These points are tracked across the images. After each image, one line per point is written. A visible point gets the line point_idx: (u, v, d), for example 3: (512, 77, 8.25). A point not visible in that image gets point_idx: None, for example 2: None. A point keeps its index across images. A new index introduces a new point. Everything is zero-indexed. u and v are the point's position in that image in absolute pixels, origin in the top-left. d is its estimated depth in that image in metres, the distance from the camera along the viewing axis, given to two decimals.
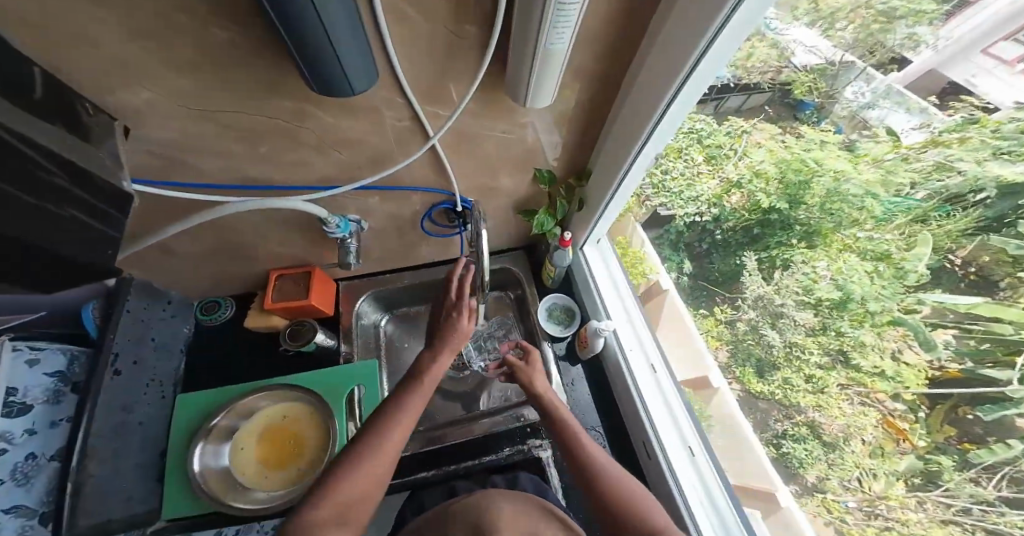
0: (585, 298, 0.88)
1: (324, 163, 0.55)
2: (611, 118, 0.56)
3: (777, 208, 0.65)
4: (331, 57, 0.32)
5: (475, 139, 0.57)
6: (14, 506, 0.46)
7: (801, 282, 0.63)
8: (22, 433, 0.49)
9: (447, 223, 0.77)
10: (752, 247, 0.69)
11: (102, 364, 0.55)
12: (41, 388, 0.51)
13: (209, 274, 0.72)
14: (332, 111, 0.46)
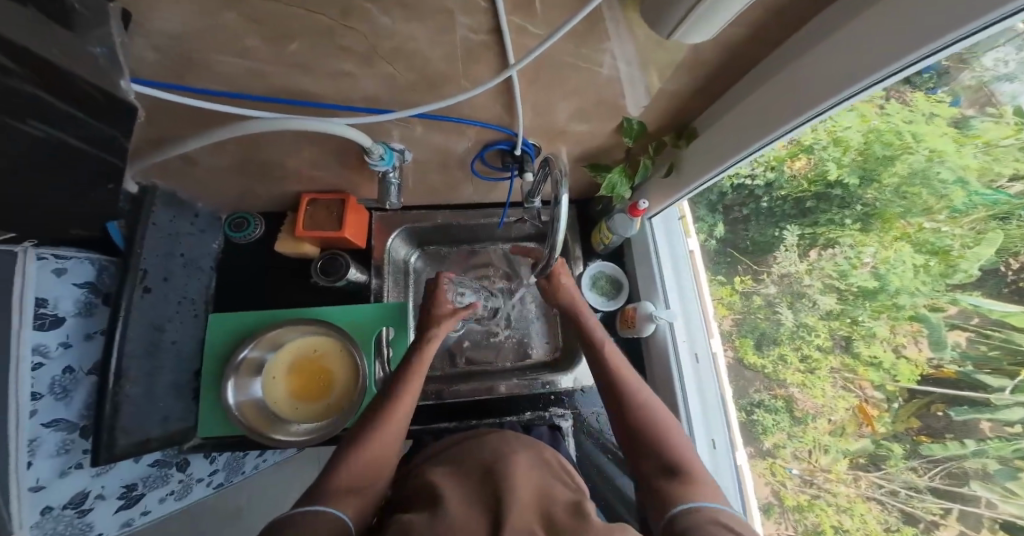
0: (638, 270, 0.78)
1: (372, 79, 0.43)
2: (742, 88, 0.44)
3: (843, 183, 0.50)
4: None
5: (559, 69, 0.44)
6: (54, 420, 0.48)
7: (839, 267, 0.53)
8: (57, 346, 0.49)
9: (500, 166, 0.67)
10: (799, 220, 0.57)
11: (133, 281, 0.52)
12: (71, 299, 0.51)
13: (237, 189, 0.66)
14: (390, 12, 0.34)
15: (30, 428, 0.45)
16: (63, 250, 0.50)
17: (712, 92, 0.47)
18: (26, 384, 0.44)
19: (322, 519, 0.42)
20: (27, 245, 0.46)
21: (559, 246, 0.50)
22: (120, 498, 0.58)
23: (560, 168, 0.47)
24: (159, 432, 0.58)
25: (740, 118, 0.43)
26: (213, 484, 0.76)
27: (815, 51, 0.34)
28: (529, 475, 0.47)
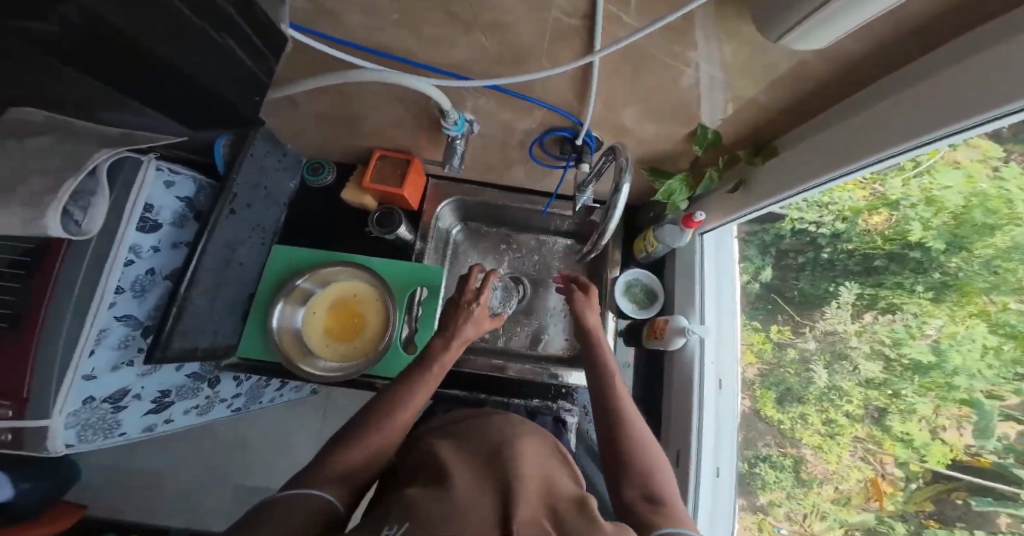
0: (677, 284, 0.75)
1: (465, 46, 0.46)
2: (832, 119, 0.42)
3: (925, 246, 0.46)
4: None
5: (645, 69, 0.45)
6: (126, 314, 0.54)
7: (893, 333, 0.51)
8: (149, 249, 0.54)
9: (557, 154, 0.67)
10: (861, 278, 0.54)
11: (223, 203, 0.57)
12: (170, 210, 0.57)
13: (320, 137, 0.71)
14: None
15: (105, 319, 0.50)
16: (171, 164, 0.56)
17: (802, 113, 0.45)
18: (114, 278, 0.50)
19: (301, 502, 0.42)
20: (147, 154, 0.52)
21: (608, 236, 0.49)
22: (152, 402, 0.63)
23: (627, 156, 0.44)
24: (213, 343, 0.62)
25: (820, 147, 0.42)
26: (229, 407, 0.85)
27: (902, 93, 0.34)
28: (532, 461, 0.46)
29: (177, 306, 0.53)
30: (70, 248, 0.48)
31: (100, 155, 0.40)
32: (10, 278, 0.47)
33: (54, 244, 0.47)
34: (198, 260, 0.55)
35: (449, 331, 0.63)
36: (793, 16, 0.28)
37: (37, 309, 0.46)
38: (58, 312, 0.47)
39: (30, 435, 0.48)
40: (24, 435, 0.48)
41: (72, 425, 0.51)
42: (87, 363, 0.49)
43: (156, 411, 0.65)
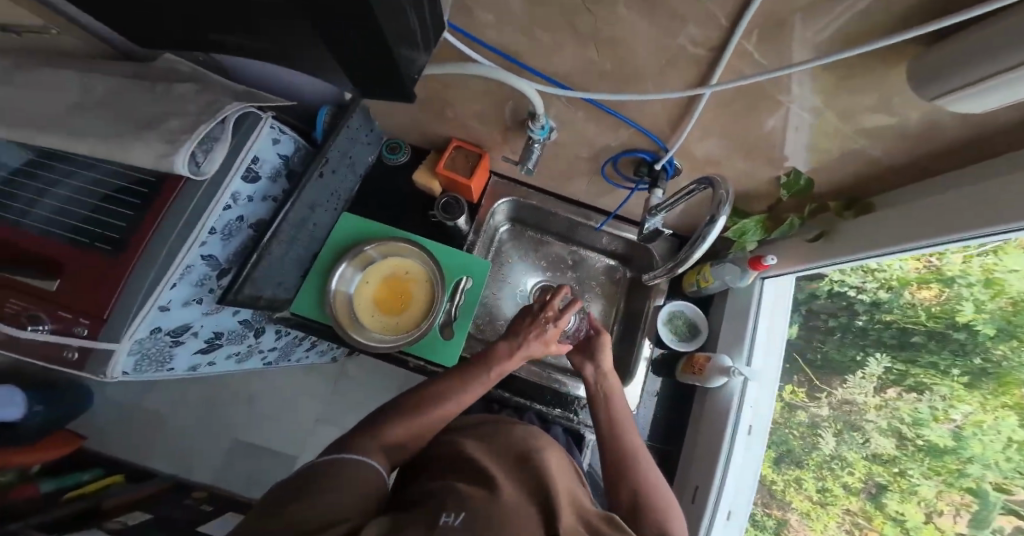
0: (724, 322, 0.74)
1: (578, 58, 0.48)
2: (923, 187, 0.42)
3: (972, 329, 0.50)
4: None
5: (752, 108, 0.45)
6: (211, 253, 0.60)
7: (915, 413, 0.55)
8: (244, 198, 0.61)
9: (629, 175, 0.68)
10: (891, 351, 0.58)
11: (314, 166, 0.62)
12: (270, 165, 0.63)
13: (406, 119, 0.74)
14: (635, 8, 0.38)
15: (194, 255, 0.56)
16: (282, 125, 0.63)
17: (904, 177, 0.45)
18: (211, 219, 0.56)
19: (357, 466, 0.46)
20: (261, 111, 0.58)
21: (698, 256, 0.48)
22: (203, 342, 0.67)
23: (726, 189, 0.44)
24: (273, 295, 0.65)
25: (907, 216, 0.42)
26: (262, 359, 0.88)
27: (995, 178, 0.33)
28: (561, 472, 0.50)
29: (256, 254, 0.57)
30: (184, 186, 0.55)
31: (234, 105, 0.51)
32: (129, 205, 0.56)
33: (174, 181, 0.55)
34: (284, 214, 0.60)
35: (518, 341, 0.64)
36: (959, 78, 0.27)
37: (143, 235, 0.53)
38: (160, 241, 0.53)
39: (97, 356, 0.52)
40: (89, 355, 0.52)
41: (133, 353, 0.55)
42: (166, 294, 0.54)
43: (205, 350, 0.69)
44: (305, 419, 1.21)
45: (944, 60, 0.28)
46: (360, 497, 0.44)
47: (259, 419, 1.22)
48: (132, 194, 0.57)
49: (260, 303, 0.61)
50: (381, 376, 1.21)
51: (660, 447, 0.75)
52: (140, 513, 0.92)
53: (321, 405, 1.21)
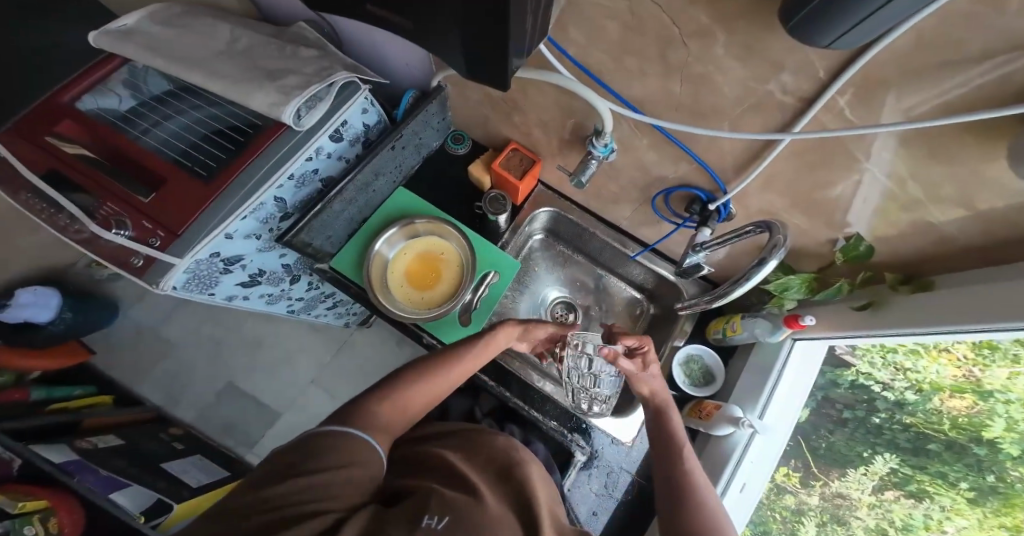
0: (743, 375, 0.72)
1: (658, 88, 0.50)
2: (990, 275, 0.41)
3: (996, 447, 0.46)
4: (858, 16, 0.25)
5: (825, 163, 0.45)
6: (281, 195, 0.69)
7: (906, 517, 0.54)
8: (322, 154, 0.71)
9: (678, 211, 0.68)
10: (903, 454, 0.55)
11: (389, 139, 0.69)
12: (351, 129, 0.74)
13: (476, 113, 0.78)
14: (730, 48, 0.40)
15: (268, 193, 0.66)
16: (373, 99, 0.75)
17: (972, 259, 0.44)
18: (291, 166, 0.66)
19: (360, 445, 0.45)
20: (360, 82, 0.71)
21: (737, 294, 0.49)
22: (247, 276, 0.74)
23: (784, 234, 0.44)
24: (320, 246, 0.71)
25: (963, 299, 0.41)
26: (288, 306, 0.92)
27: None
28: (542, 489, 0.48)
29: (318, 206, 0.64)
30: (282, 133, 0.65)
31: (341, 74, 0.66)
32: (230, 147, 0.70)
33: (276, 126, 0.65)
34: (352, 176, 0.67)
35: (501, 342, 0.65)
36: None
37: (233, 169, 0.64)
38: (244, 178, 0.63)
39: (156, 267, 0.59)
40: (153, 264, 0.59)
41: (188, 271, 0.62)
42: (232, 225, 0.63)
43: (246, 284, 0.75)
44: (303, 376, 1.23)
45: None
46: (360, 490, 0.42)
47: (264, 367, 1.25)
48: (235, 138, 0.72)
49: (308, 251, 0.68)
50: (384, 352, 1.23)
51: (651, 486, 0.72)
52: (112, 438, 0.94)
53: (321, 366, 1.24)
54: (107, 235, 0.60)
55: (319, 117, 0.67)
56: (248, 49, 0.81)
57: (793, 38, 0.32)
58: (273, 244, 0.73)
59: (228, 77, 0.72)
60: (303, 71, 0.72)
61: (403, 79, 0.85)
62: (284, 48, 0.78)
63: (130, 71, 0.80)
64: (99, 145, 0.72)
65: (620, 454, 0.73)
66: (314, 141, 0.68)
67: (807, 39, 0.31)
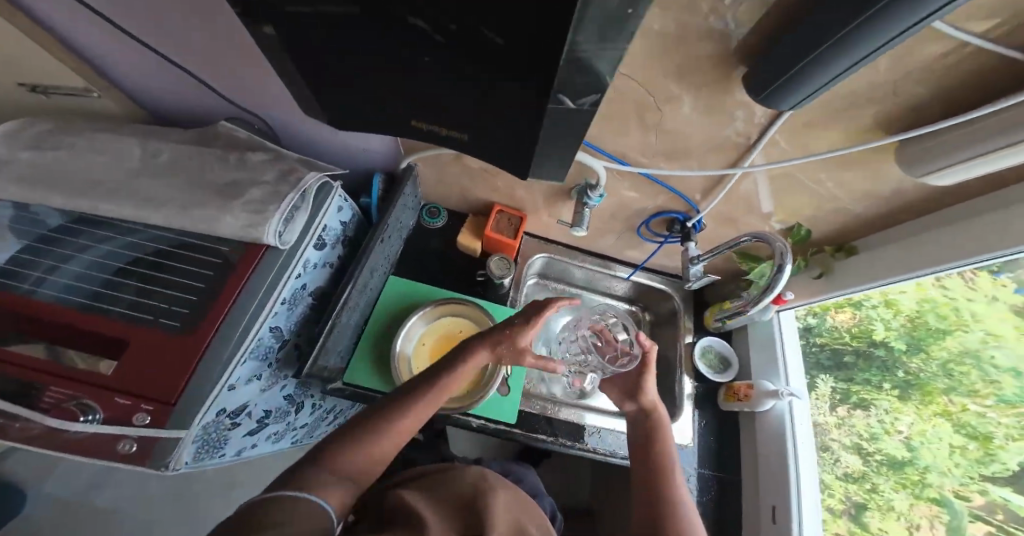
0: (753, 353, 0.85)
1: (636, 142, 0.59)
2: (901, 231, 0.58)
3: (889, 344, 0.70)
4: (822, 83, 0.36)
5: (777, 179, 0.59)
6: (276, 324, 0.63)
7: (871, 429, 0.70)
8: (310, 266, 0.68)
9: (658, 232, 0.79)
10: (835, 373, 0.76)
11: (376, 234, 0.71)
12: (333, 231, 0.72)
13: (452, 182, 0.81)
14: (696, 108, 0.51)
15: (266, 325, 0.60)
16: (344, 195, 0.74)
17: (878, 224, 0.61)
18: (284, 290, 0.61)
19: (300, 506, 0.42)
20: (330, 181, 0.69)
21: (766, 300, 0.60)
22: (254, 422, 0.64)
23: (780, 242, 0.57)
24: (333, 365, 0.70)
25: (894, 256, 0.57)
26: (292, 439, 0.81)
27: (958, 225, 0.50)
28: (505, 513, 0.48)
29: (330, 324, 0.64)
30: (265, 254, 0.60)
31: (312, 177, 0.64)
32: (196, 279, 0.59)
33: (256, 248, 0.59)
34: (352, 283, 0.67)
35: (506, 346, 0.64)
36: (942, 162, 0.41)
37: (219, 309, 0.56)
38: (236, 316, 0.56)
39: (158, 447, 0.48)
40: (153, 446, 0.48)
41: (197, 439, 0.52)
42: (236, 371, 0.56)
43: (254, 431, 0.65)
44: None
45: (932, 149, 0.42)
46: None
47: None
48: (197, 265, 0.60)
49: (327, 374, 0.67)
50: None
51: (722, 475, 0.79)
52: None
53: None
54: (75, 427, 0.46)
55: (301, 227, 0.64)
56: (171, 161, 0.69)
57: (760, 105, 0.44)
58: (275, 378, 0.66)
59: (171, 203, 0.62)
60: (259, 174, 0.67)
61: (358, 165, 0.84)
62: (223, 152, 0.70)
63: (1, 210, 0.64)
64: None
65: (689, 460, 0.79)
66: (300, 253, 0.64)
67: (772, 105, 0.43)
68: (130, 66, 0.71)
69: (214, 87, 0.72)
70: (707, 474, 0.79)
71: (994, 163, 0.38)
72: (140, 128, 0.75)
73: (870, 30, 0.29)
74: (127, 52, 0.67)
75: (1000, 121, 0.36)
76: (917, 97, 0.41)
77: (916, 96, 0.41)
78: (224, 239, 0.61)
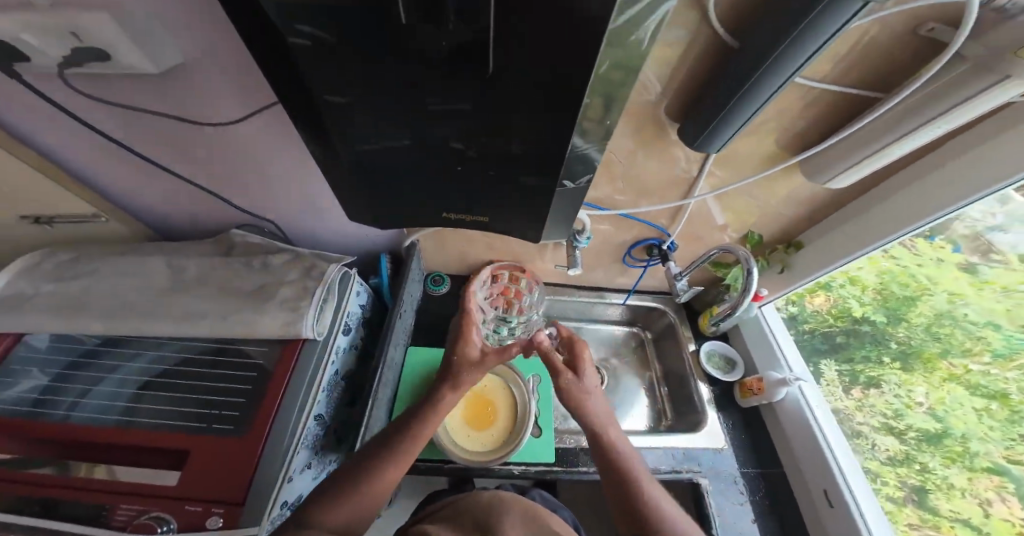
0: (751, 349, 0.94)
1: (607, 190, 0.71)
2: (832, 221, 0.72)
3: (872, 319, 0.82)
4: (735, 127, 0.48)
5: (727, 198, 0.72)
6: (321, 412, 0.67)
7: (894, 407, 0.78)
8: (342, 351, 0.74)
9: (641, 258, 0.90)
10: (834, 358, 0.89)
11: (395, 310, 0.79)
12: (356, 315, 0.78)
13: (452, 248, 0.90)
14: (649, 156, 0.63)
15: (314, 415, 0.64)
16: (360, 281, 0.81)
17: (813, 219, 0.75)
18: (325, 376, 0.66)
19: None
20: (348, 270, 0.76)
21: (745, 303, 0.71)
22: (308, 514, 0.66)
23: (743, 251, 0.70)
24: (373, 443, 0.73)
25: (836, 241, 0.71)
26: None
27: (879, 206, 0.63)
28: None
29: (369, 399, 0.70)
30: (304, 346, 0.66)
31: (334, 269, 0.71)
32: (242, 380, 0.64)
33: (295, 343, 0.65)
34: (381, 358, 0.73)
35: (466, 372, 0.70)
36: (834, 171, 0.54)
37: (268, 408, 0.60)
38: (287, 411, 0.60)
39: None
40: None
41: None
42: (295, 462, 0.59)
43: None
44: None
45: (825, 163, 0.55)
46: None
47: None
48: (242, 368, 0.65)
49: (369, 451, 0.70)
50: None
51: (767, 471, 0.83)
52: None
53: None
54: None
55: (331, 317, 0.70)
56: (199, 275, 0.71)
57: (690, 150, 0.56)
58: (322, 464, 0.69)
59: (209, 315, 0.65)
60: (278, 271, 0.72)
61: (362, 250, 0.91)
62: (235, 259, 0.74)
63: (26, 344, 0.64)
64: (34, 449, 0.57)
65: (729, 463, 0.82)
66: (334, 342, 0.70)
67: (701, 150, 0.54)
68: (137, 188, 0.72)
69: (226, 198, 0.74)
70: (751, 473, 0.83)
71: (872, 165, 0.50)
72: (150, 245, 0.76)
73: (761, 85, 0.42)
74: (139, 174, 0.68)
75: (866, 134, 0.48)
76: (806, 127, 0.55)
77: (803, 126, 0.55)
78: (263, 341, 0.66)
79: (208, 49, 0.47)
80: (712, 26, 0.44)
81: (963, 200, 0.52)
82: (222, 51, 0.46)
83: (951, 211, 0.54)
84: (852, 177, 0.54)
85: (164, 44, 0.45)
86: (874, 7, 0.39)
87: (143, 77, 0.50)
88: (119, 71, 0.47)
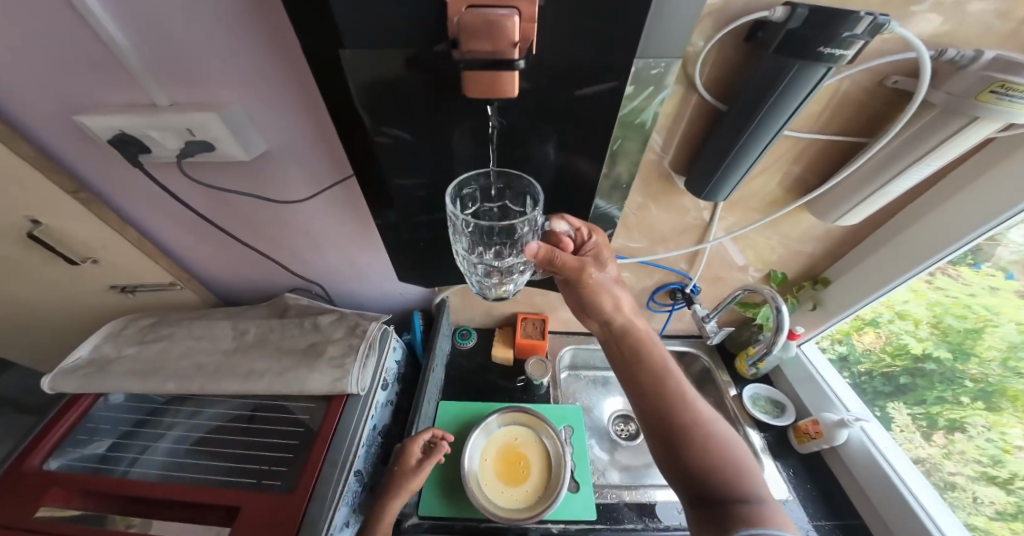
0: (800, 390, 0.90)
1: (624, 241, 0.75)
2: (857, 254, 0.72)
3: (936, 357, 0.75)
4: (743, 169, 0.51)
5: (745, 239, 0.75)
6: (360, 470, 0.67)
7: (988, 453, 0.69)
8: (381, 406, 0.76)
9: (665, 302, 0.91)
10: (901, 400, 0.80)
11: (428, 364, 0.82)
12: (393, 370, 0.82)
13: (480, 303, 0.95)
14: (661, 207, 0.68)
15: (354, 470, 0.65)
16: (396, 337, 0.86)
17: (837, 255, 0.76)
18: (365, 430, 0.68)
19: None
20: (386, 327, 0.81)
21: (778, 344, 0.70)
22: None
23: (768, 290, 0.70)
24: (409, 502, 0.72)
25: (867, 272, 0.70)
26: None
27: (909, 230, 0.63)
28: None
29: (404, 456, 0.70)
30: (347, 402, 0.69)
31: (374, 327, 0.76)
32: (291, 437, 0.68)
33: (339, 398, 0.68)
34: (417, 412, 0.75)
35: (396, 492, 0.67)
36: (847, 207, 0.56)
37: (314, 463, 0.62)
38: (330, 466, 0.62)
39: None
40: None
41: None
42: (335, 520, 0.59)
43: None
44: None
45: (835, 202, 0.58)
46: None
47: None
48: (292, 427, 0.69)
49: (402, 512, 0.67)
50: None
51: (846, 523, 0.76)
52: None
53: None
54: None
55: (372, 372, 0.73)
56: (259, 337, 0.78)
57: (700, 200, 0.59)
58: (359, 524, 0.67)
59: (267, 373, 0.70)
60: (325, 328, 0.78)
61: (396, 309, 0.97)
62: (286, 320, 0.81)
63: (105, 404, 0.71)
64: (104, 504, 0.61)
65: (798, 513, 0.77)
66: (374, 397, 0.72)
67: (710, 199, 0.57)
68: (210, 259, 0.82)
69: (282, 265, 0.83)
70: (826, 525, 0.76)
71: (886, 194, 0.52)
72: (216, 311, 0.85)
73: (758, 132, 0.46)
74: (215, 247, 0.78)
75: (875, 166, 0.51)
76: (800, 168, 0.59)
77: (800, 168, 0.59)
78: (308, 398, 0.71)
79: (288, 145, 0.57)
80: (699, 94, 0.51)
81: (999, 217, 0.52)
82: (298, 142, 0.57)
83: (984, 230, 0.54)
84: (872, 208, 0.55)
85: (254, 139, 0.56)
86: (836, 69, 0.46)
87: (232, 166, 0.60)
88: (219, 158, 0.56)
